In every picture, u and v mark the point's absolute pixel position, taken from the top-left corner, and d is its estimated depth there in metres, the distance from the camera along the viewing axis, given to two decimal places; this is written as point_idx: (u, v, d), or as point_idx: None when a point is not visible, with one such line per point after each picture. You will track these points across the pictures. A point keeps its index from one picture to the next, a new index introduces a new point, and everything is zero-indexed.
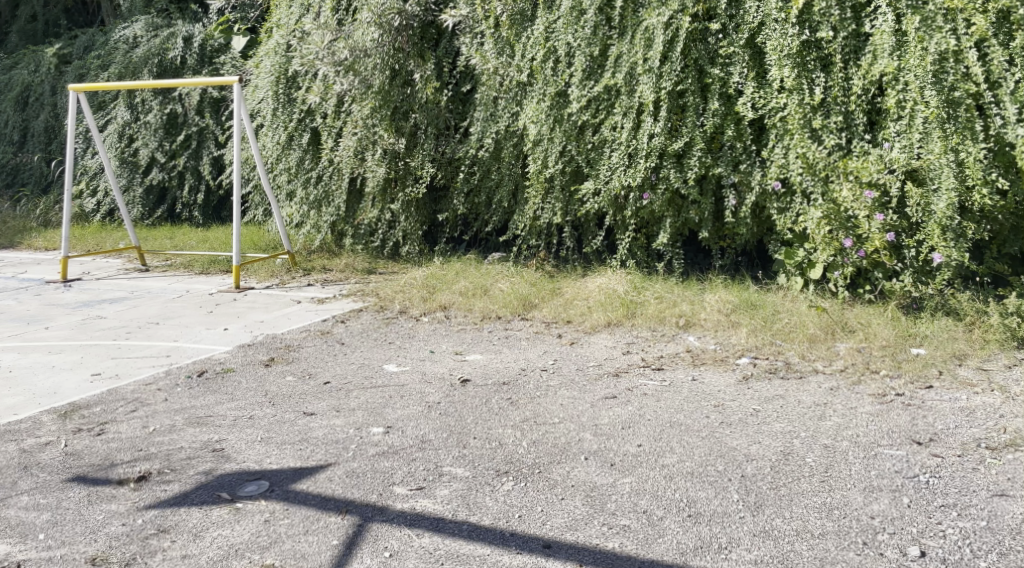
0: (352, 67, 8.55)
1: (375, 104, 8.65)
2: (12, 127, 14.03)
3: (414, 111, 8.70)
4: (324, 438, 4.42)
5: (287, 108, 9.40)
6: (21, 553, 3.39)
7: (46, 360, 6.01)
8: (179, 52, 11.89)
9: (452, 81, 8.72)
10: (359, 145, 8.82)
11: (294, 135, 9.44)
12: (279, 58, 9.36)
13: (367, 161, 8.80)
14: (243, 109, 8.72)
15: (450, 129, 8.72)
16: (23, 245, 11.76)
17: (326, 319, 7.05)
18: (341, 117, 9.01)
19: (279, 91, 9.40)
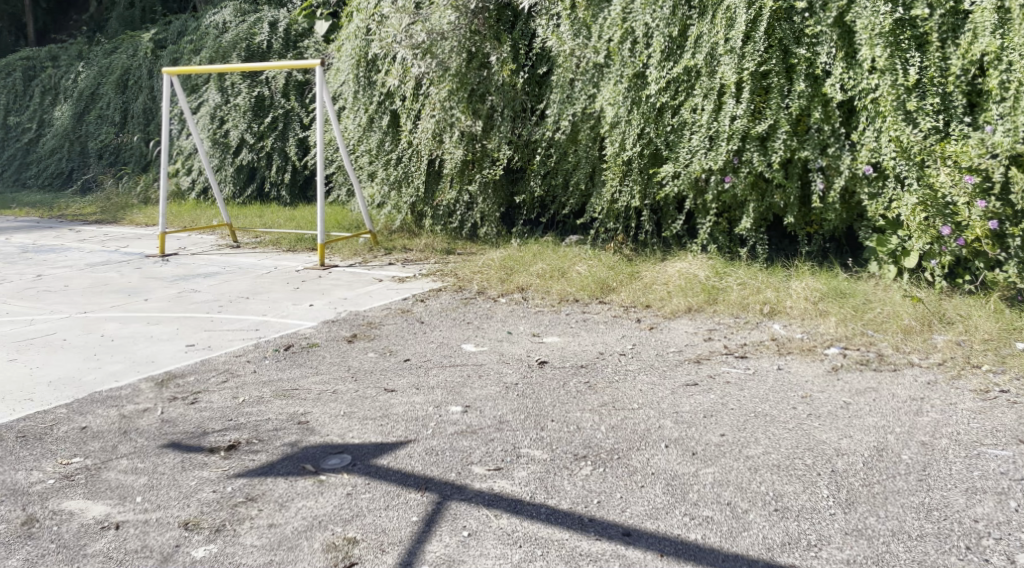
0: (430, 50, 8.58)
1: (452, 87, 8.63)
2: (114, 109, 14.57)
3: (491, 94, 8.68)
4: (404, 414, 4.47)
5: (367, 91, 9.52)
6: (119, 514, 3.45)
7: (145, 330, 6.19)
8: (265, 37, 12.15)
9: (528, 64, 8.67)
10: (438, 127, 8.84)
11: (374, 117, 9.59)
12: (360, 42, 9.34)
13: (445, 143, 8.84)
14: (326, 93, 8.74)
15: (526, 111, 8.70)
16: (123, 221, 12.17)
17: (405, 297, 7.13)
18: (420, 99, 9.06)
19: (360, 75, 9.48)
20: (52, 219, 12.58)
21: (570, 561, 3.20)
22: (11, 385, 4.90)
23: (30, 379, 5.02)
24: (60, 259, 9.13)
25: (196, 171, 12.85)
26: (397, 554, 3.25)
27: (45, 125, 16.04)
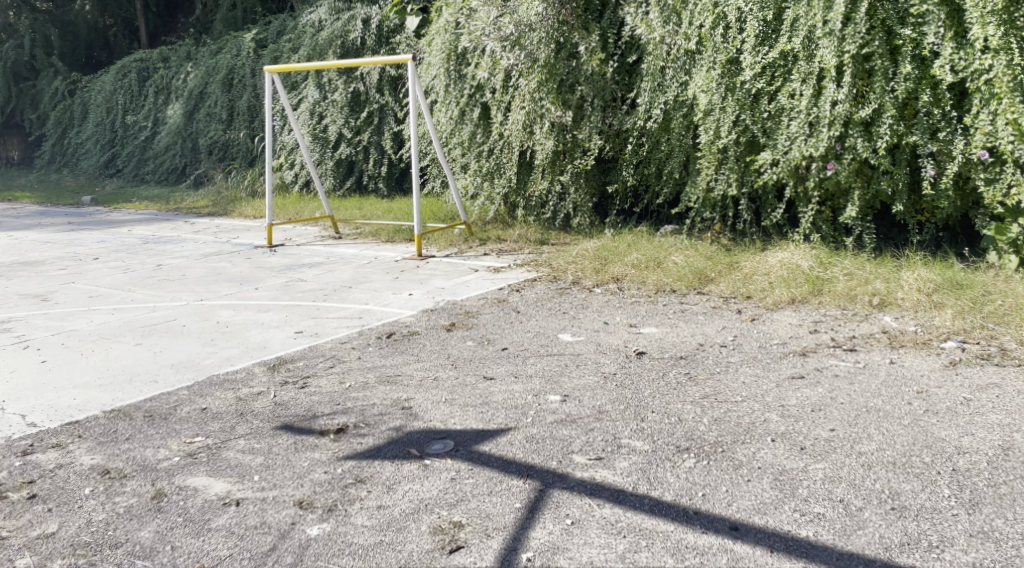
0: (518, 42, 8.59)
1: (541, 78, 8.60)
2: (221, 107, 15.05)
3: (581, 84, 8.64)
4: (504, 402, 4.50)
5: (458, 84, 9.62)
6: (240, 491, 3.58)
7: (256, 317, 6.40)
8: (359, 33, 12.28)
9: (617, 52, 8.73)
10: (528, 119, 8.80)
11: (465, 110, 9.65)
12: (449, 36, 9.50)
13: (536, 135, 8.80)
14: (418, 87, 8.80)
15: (616, 100, 8.69)
16: (233, 213, 12.58)
17: (501, 287, 7.17)
18: (510, 91, 9.09)
19: (451, 68, 9.60)
20: (167, 212, 13.06)
21: (676, 553, 3.17)
22: (137, 367, 5.13)
23: (154, 362, 5.25)
24: (176, 250, 9.50)
25: (298, 165, 13.20)
26: (502, 539, 3.27)
27: (159, 124, 16.60)
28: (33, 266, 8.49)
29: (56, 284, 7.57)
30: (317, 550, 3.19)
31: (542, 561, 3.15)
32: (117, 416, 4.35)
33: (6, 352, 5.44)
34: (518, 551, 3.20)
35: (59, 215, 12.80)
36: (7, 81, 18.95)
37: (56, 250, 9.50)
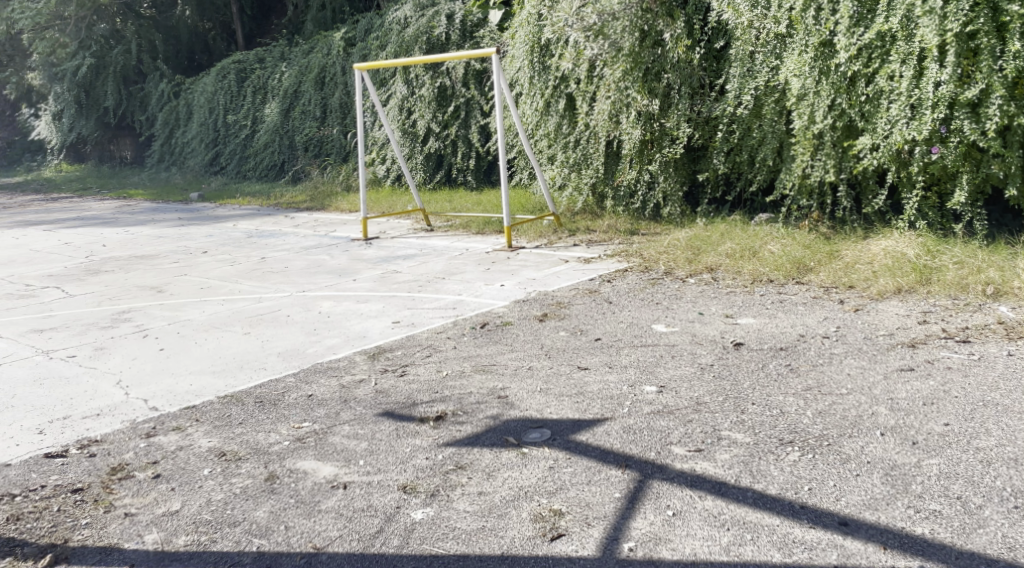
0: (602, 32, 8.54)
1: (626, 67, 8.56)
2: (315, 105, 15.57)
3: (667, 71, 8.57)
4: (600, 392, 4.50)
5: (542, 76, 9.63)
6: (346, 475, 3.67)
7: (355, 307, 6.54)
8: (444, 28, 12.44)
9: (704, 39, 8.60)
10: (614, 108, 8.79)
11: (550, 101, 9.65)
12: (532, 28, 9.52)
13: (622, 124, 8.77)
14: (502, 80, 8.80)
15: (704, 87, 8.59)
16: (329, 208, 12.84)
17: (592, 277, 7.15)
18: (594, 81, 9.07)
19: (534, 60, 9.62)
20: (268, 207, 13.43)
21: (783, 547, 3.11)
22: (247, 355, 5.31)
23: (262, 350, 5.42)
24: (277, 243, 9.78)
25: (390, 160, 13.43)
26: (603, 528, 3.24)
27: (258, 122, 17.09)
28: (146, 259, 8.85)
29: (170, 276, 7.89)
30: (422, 534, 3.23)
31: (644, 552, 3.11)
32: (230, 401, 4.51)
33: (127, 340, 5.69)
34: (619, 541, 3.17)
35: (169, 211, 13.32)
36: (116, 86, 19.75)
37: (166, 244, 9.88)
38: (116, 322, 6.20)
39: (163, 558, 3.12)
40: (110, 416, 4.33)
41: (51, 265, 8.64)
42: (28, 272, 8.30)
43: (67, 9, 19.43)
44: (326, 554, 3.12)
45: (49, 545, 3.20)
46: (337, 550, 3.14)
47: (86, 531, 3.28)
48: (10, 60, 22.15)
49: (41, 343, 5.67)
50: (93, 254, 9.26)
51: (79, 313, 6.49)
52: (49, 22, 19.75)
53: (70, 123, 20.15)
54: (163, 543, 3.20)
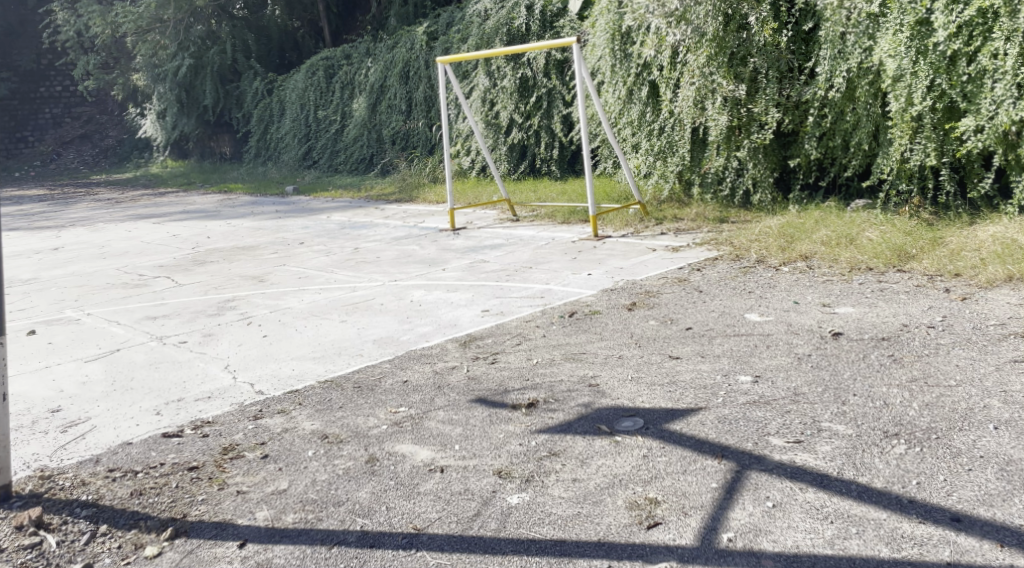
0: (684, 17, 8.54)
1: (710, 52, 8.49)
2: (400, 99, 15.77)
3: (753, 55, 8.46)
4: (693, 381, 4.47)
5: (625, 63, 9.62)
6: (443, 459, 3.74)
7: (445, 296, 6.63)
8: (523, 19, 12.43)
9: (792, 20, 8.35)
10: (698, 94, 8.71)
11: (633, 89, 9.65)
12: (613, 16, 9.55)
13: (708, 110, 8.66)
14: (583, 68, 8.68)
15: (793, 70, 8.43)
16: (417, 199, 13.01)
17: (681, 266, 7.10)
18: (677, 67, 9.01)
19: (616, 48, 9.64)
20: (359, 199, 13.70)
21: (891, 542, 3.03)
22: (345, 342, 5.45)
23: (358, 337, 5.55)
24: (369, 234, 9.99)
25: (474, 152, 13.55)
26: (701, 518, 3.22)
27: (347, 117, 17.43)
28: (247, 250, 9.15)
29: (270, 267, 8.13)
30: (519, 518, 3.27)
31: (744, 543, 3.07)
32: (330, 386, 4.64)
33: (232, 327, 5.90)
34: (718, 531, 3.14)
35: (266, 204, 13.70)
36: (214, 84, 20.22)
37: (264, 236, 10.18)
38: (222, 310, 6.42)
39: (274, 534, 3.24)
40: (220, 399, 4.51)
41: (159, 257, 8.99)
42: (139, 263, 8.67)
43: (166, 11, 20.19)
44: (426, 535, 3.19)
45: (170, 519, 3.35)
46: (437, 532, 3.20)
47: (202, 507, 3.43)
48: (115, 61, 22.98)
49: (155, 329, 5.92)
50: (198, 246, 9.59)
51: (188, 301, 6.75)
52: (150, 25, 20.57)
53: (174, 121, 20.96)
54: (273, 520, 3.32)
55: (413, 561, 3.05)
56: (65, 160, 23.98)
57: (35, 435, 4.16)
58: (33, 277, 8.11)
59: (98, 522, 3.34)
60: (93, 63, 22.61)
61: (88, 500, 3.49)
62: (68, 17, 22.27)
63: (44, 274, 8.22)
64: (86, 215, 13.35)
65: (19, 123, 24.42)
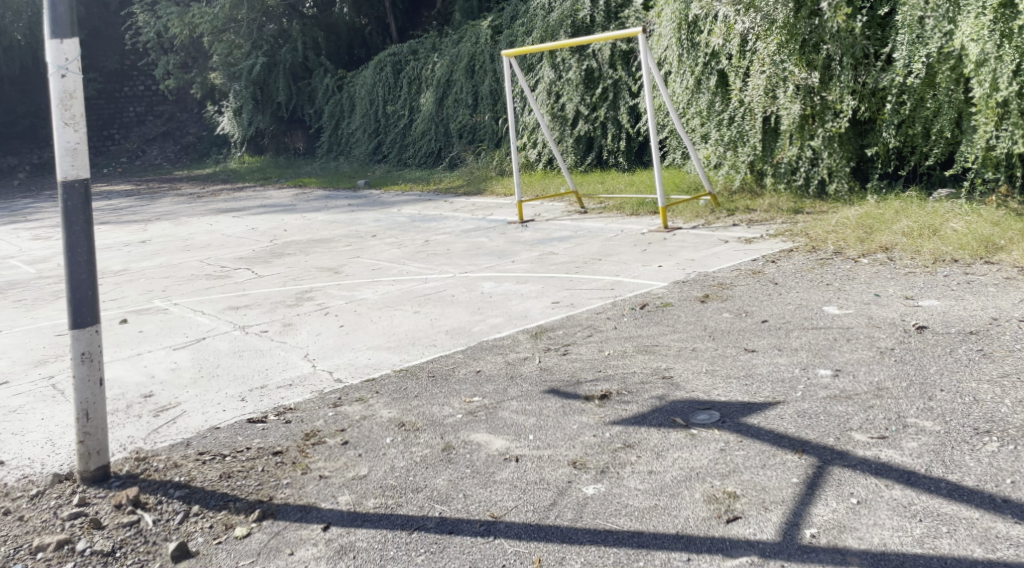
0: (753, 5, 8.44)
1: (780, 40, 8.35)
2: (466, 93, 15.91)
3: (827, 42, 8.31)
4: (770, 374, 4.42)
5: (692, 52, 9.57)
6: (518, 449, 3.77)
7: (516, 288, 6.67)
8: (587, 10, 12.48)
9: (867, 5, 8.18)
10: (770, 83, 8.62)
11: (701, 79, 9.56)
12: (678, 5, 9.50)
13: (780, 99, 8.59)
14: (650, 58, 8.63)
15: (869, 57, 8.20)
16: (485, 192, 13.08)
17: (755, 258, 7.01)
18: (747, 56, 8.91)
19: (683, 38, 9.61)
20: (428, 192, 13.81)
21: (984, 542, 2.94)
22: (418, 332, 5.51)
23: (430, 328, 5.61)
24: (439, 226, 10.07)
25: (540, 144, 13.55)
26: (782, 513, 3.18)
27: (415, 111, 17.62)
28: (322, 243, 9.31)
29: (344, 258, 8.26)
30: (595, 509, 3.28)
31: (828, 539, 3.02)
32: (406, 374, 4.72)
33: (310, 317, 6.02)
34: (800, 527, 3.09)
35: (340, 198, 13.90)
36: (287, 81, 20.72)
37: (337, 229, 10.35)
38: (300, 300, 6.56)
39: (357, 518, 3.30)
40: (300, 386, 4.61)
41: (239, 249, 9.21)
42: (220, 255, 8.90)
43: (239, 11, 20.70)
44: (503, 523, 3.22)
45: (257, 501, 3.44)
46: (514, 520, 3.23)
47: (288, 490, 3.51)
48: (193, 61, 23.52)
49: (238, 318, 6.07)
50: (276, 239, 9.80)
51: (268, 292, 6.90)
52: (224, 24, 21.03)
53: (248, 119, 21.10)
54: (355, 504, 3.39)
55: (492, 549, 3.08)
56: (149, 157, 24.72)
57: (129, 418, 4.32)
58: (123, 268, 8.38)
59: (190, 502, 3.45)
60: (173, 62, 23.13)
61: (181, 481, 3.60)
62: (148, 19, 22.83)
63: (132, 266, 8.49)
64: (170, 209, 13.72)
65: (105, 122, 25.19)
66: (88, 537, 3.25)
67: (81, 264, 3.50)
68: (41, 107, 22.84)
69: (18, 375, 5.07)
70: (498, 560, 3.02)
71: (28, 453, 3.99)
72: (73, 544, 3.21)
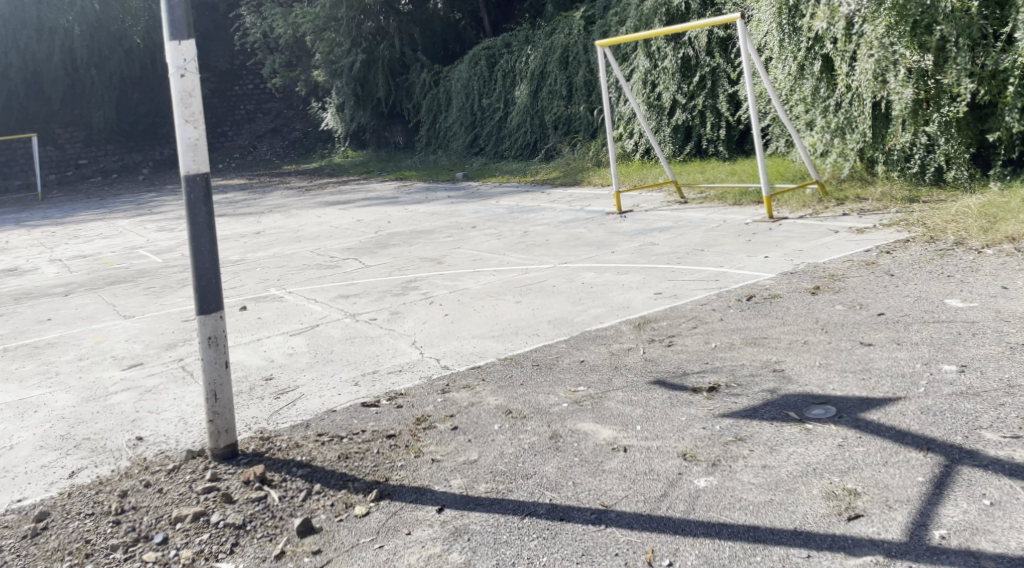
0: None
1: (890, 21, 8.00)
2: (560, 84, 15.88)
3: (940, 22, 7.91)
4: (888, 369, 4.28)
5: (794, 37, 9.37)
6: (625, 439, 3.75)
7: (617, 278, 6.63)
8: None
9: None
10: (880, 67, 8.28)
11: (804, 64, 9.37)
12: None
13: (891, 83, 8.25)
14: (750, 44, 8.37)
15: (987, 37, 7.88)
16: (583, 183, 13.06)
17: (868, 248, 6.79)
18: (854, 39, 8.62)
19: (784, 23, 9.40)
20: (526, 184, 13.88)
21: None
22: (521, 322, 5.54)
23: (533, 318, 5.64)
24: (539, 217, 10.09)
25: (637, 134, 13.43)
26: (908, 512, 3.08)
27: (510, 104, 17.71)
28: (425, 234, 9.45)
29: (446, 249, 8.37)
30: (708, 501, 3.24)
31: (959, 541, 2.91)
32: (510, 363, 4.75)
33: (416, 305, 6.13)
34: (929, 527, 2.99)
35: (441, 190, 14.06)
36: (386, 77, 21.04)
37: (439, 220, 10.49)
38: (406, 289, 6.67)
39: (470, 501, 3.35)
40: (409, 372, 4.71)
41: (346, 240, 9.43)
42: (329, 245, 9.13)
43: (339, 11, 20.44)
44: (614, 512, 3.21)
45: (374, 481, 3.53)
46: (625, 510, 3.22)
47: (402, 472, 3.59)
48: (297, 60, 24.03)
49: (349, 306, 6.22)
50: (381, 230, 9.98)
51: (376, 281, 7.04)
52: (326, 23, 20.84)
53: (351, 114, 21.64)
54: (467, 488, 3.44)
55: (604, 537, 3.08)
56: (260, 153, 25.55)
57: (252, 399, 4.48)
58: (240, 258, 8.67)
59: (312, 480, 3.55)
60: (278, 62, 23.63)
61: (302, 460, 3.72)
62: (255, 20, 23.35)
63: (249, 256, 8.79)
64: (282, 202, 14.12)
65: (219, 118, 26.11)
66: (221, 510, 3.38)
67: (203, 254, 3.62)
68: (162, 106, 23.78)
69: (151, 357, 5.32)
70: (611, 549, 3.02)
71: (163, 430, 4.18)
72: (208, 516, 3.35)
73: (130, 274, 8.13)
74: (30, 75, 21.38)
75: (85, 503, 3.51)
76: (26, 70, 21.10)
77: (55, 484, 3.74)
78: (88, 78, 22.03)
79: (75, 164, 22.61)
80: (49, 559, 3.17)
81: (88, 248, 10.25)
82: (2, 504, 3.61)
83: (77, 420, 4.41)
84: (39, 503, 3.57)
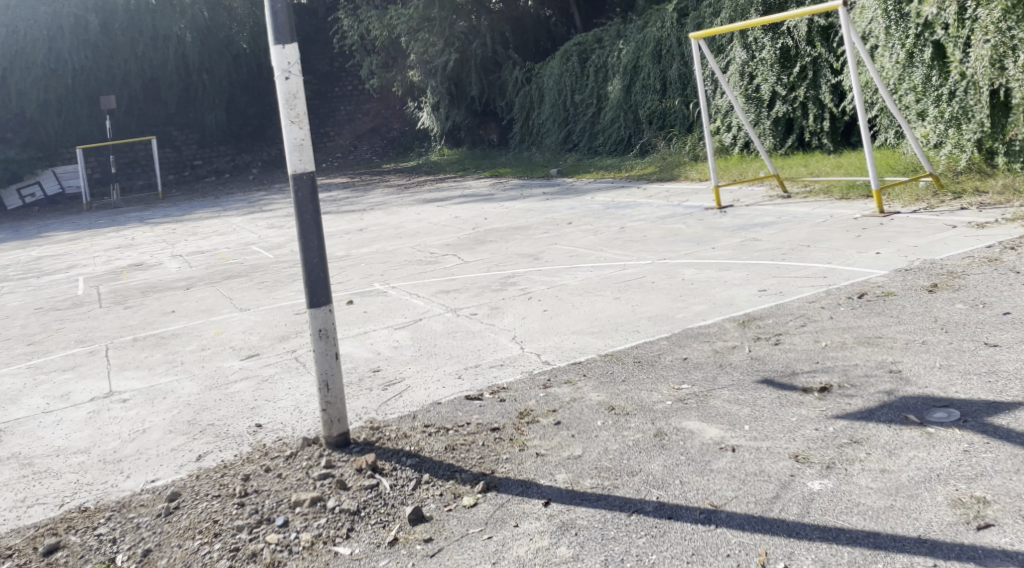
0: None
1: (1006, 6, 7.67)
2: (654, 78, 15.70)
3: None
4: (1016, 371, 4.07)
5: (902, 24, 9.05)
6: (733, 438, 3.67)
7: (719, 275, 6.50)
8: None
9: None
10: (997, 53, 7.94)
11: (914, 52, 9.02)
12: None
13: (1009, 69, 7.87)
14: (853, 34, 8.08)
15: None
16: (680, 178, 12.84)
17: (990, 245, 6.47)
18: (967, 24, 8.30)
19: (889, 10, 9.13)
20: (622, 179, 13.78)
21: None
22: (621, 318, 5.49)
23: (633, 314, 5.58)
24: (636, 213, 9.99)
25: (735, 127, 13.20)
26: None
27: (602, 99, 17.60)
28: (522, 230, 9.46)
29: (543, 245, 8.36)
30: (824, 505, 3.14)
31: None
32: (612, 359, 4.70)
33: (516, 301, 6.14)
34: None
35: (537, 187, 14.08)
36: (479, 75, 21.21)
37: (534, 216, 10.49)
38: (506, 285, 6.69)
39: (576, 496, 3.34)
40: (511, 366, 4.72)
41: (445, 236, 9.53)
42: (428, 242, 9.24)
43: (431, 11, 20.77)
44: (725, 512, 3.15)
45: (481, 473, 3.54)
46: (736, 510, 3.15)
47: (508, 465, 3.59)
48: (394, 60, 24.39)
49: (450, 301, 6.28)
50: (478, 226, 10.05)
51: (476, 277, 7.08)
52: (419, 25, 21.12)
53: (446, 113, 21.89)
54: (572, 483, 3.42)
55: (715, 537, 3.02)
56: (360, 152, 26.05)
57: (361, 390, 4.56)
58: (345, 254, 8.84)
59: (422, 470, 3.59)
60: (376, 62, 24.05)
61: (411, 450, 3.76)
62: (353, 22, 23.78)
63: (354, 252, 8.96)
64: (384, 200, 14.36)
65: (322, 117, 26.74)
66: (337, 496, 3.45)
67: (312, 250, 3.69)
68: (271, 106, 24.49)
69: (266, 348, 5.48)
70: (723, 550, 2.96)
71: (280, 418, 4.30)
72: (324, 502, 3.42)
73: (244, 269, 8.39)
74: (148, 81, 22.30)
75: (211, 485, 3.63)
76: (144, 75, 22.01)
77: (184, 467, 3.88)
78: (200, 85, 22.75)
79: (191, 165, 23.73)
80: (181, 537, 3.28)
81: (204, 244, 10.61)
82: (137, 484, 3.77)
83: (201, 406, 4.57)
84: (170, 484, 3.71)
